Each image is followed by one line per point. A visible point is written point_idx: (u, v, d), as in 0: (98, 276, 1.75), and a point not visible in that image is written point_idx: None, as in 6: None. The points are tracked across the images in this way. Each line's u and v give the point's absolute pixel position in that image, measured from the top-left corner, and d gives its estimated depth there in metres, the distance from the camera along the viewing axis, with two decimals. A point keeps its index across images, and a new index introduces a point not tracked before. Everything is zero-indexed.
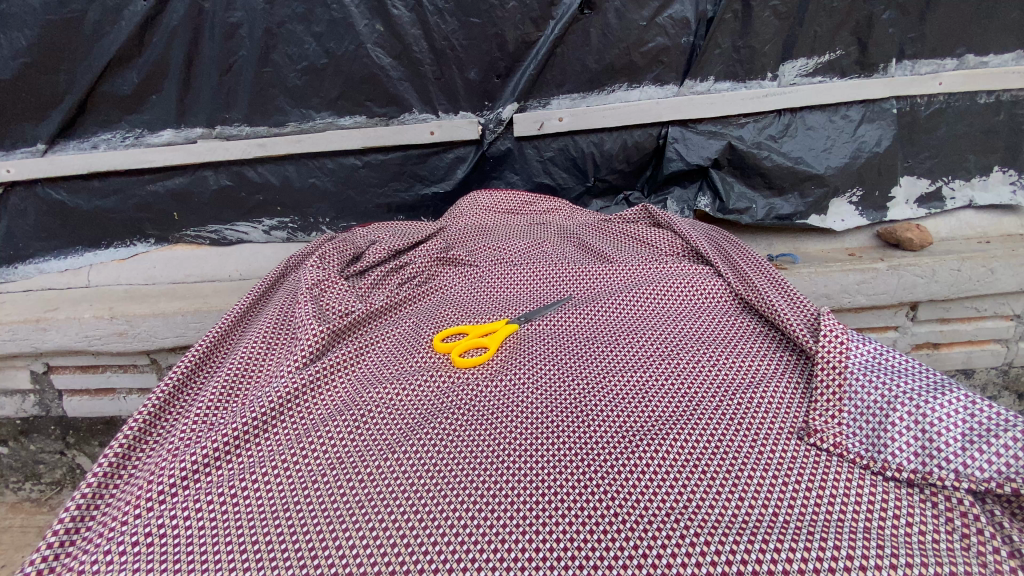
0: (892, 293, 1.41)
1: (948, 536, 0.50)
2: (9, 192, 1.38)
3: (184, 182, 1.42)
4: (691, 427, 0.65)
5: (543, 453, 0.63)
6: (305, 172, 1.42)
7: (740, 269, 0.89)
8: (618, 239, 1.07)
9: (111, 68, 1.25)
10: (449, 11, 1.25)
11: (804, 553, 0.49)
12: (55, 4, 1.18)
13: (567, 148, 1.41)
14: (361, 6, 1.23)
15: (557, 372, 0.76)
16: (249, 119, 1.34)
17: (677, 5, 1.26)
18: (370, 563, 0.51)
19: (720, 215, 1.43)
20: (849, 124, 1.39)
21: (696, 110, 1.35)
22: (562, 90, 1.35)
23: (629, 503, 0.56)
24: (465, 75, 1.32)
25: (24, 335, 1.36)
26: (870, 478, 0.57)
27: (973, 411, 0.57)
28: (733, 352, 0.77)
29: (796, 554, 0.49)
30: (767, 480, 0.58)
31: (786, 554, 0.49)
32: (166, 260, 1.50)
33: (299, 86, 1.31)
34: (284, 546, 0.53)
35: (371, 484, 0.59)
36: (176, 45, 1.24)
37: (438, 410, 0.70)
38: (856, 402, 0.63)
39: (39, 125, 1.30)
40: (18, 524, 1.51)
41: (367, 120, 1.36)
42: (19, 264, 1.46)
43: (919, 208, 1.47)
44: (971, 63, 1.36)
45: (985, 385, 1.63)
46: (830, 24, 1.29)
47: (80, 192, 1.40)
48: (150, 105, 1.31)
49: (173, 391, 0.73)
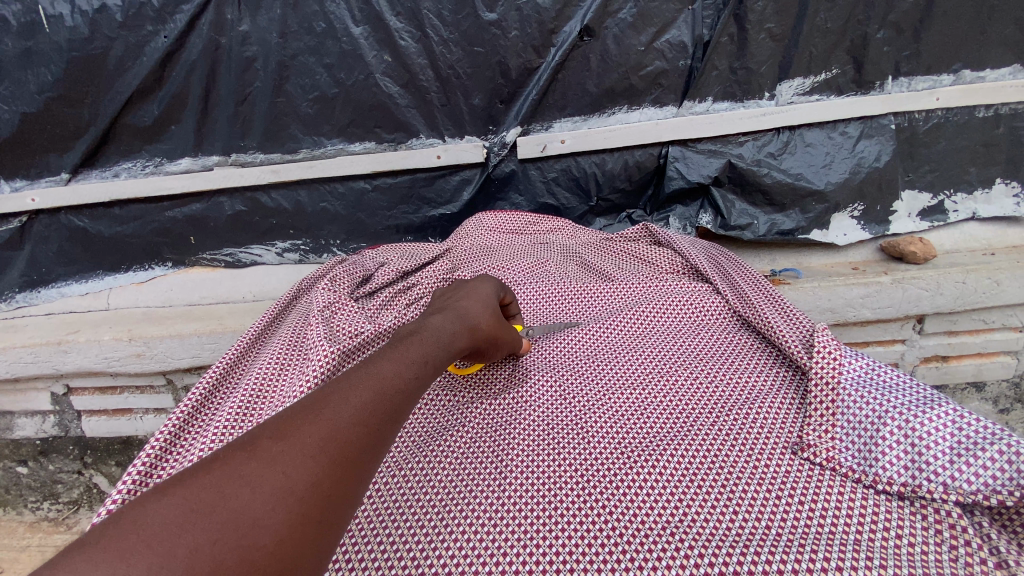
0: (897, 306, 1.41)
1: (938, 547, 0.52)
2: (33, 220, 1.45)
3: (201, 207, 1.47)
4: (688, 443, 0.67)
5: (544, 469, 0.66)
6: (317, 196, 1.48)
7: (737, 285, 0.91)
8: (620, 257, 1.10)
9: (133, 101, 1.31)
10: (454, 41, 1.30)
11: (791, 559, 0.52)
12: (79, 41, 1.23)
13: (570, 169, 1.45)
14: (369, 39, 1.28)
15: (559, 390, 0.79)
16: (264, 146, 1.40)
17: (674, 30, 1.29)
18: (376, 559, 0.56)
19: (722, 231, 1.46)
20: (848, 141, 1.41)
21: (695, 130, 1.39)
22: (563, 113, 1.40)
23: (626, 517, 0.59)
24: (469, 101, 1.37)
25: (46, 357, 1.41)
26: (860, 491, 0.59)
27: (962, 425, 0.59)
28: (731, 369, 0.79)
29: (781, 563, 0.52)
30: (759, 493, 0.60)
31: (773, 565, 0.51)
32: (183, 282, 1.55)
33: (311, 114, 1.36)
34: None
35: (379, 498, 0.63)
36: (195, 78, 1.30)
37: (445, 429, 0.74)
38: (848, 416, 0.64)
39: (63, 155, 1.36)
40: (35, 543, 1.54)
41: (376, 146, 1.41)
42: (42, 287, 1.52)
43: (921, 221, 1.49)
44: (967, 78, 1.37)
45: (997, 398, 1.62)
46: (826, 45, 1.31)
47: (102, 218, 1.46)
48: (169, 135, 1.37)
49: (192, 411, 0.76)
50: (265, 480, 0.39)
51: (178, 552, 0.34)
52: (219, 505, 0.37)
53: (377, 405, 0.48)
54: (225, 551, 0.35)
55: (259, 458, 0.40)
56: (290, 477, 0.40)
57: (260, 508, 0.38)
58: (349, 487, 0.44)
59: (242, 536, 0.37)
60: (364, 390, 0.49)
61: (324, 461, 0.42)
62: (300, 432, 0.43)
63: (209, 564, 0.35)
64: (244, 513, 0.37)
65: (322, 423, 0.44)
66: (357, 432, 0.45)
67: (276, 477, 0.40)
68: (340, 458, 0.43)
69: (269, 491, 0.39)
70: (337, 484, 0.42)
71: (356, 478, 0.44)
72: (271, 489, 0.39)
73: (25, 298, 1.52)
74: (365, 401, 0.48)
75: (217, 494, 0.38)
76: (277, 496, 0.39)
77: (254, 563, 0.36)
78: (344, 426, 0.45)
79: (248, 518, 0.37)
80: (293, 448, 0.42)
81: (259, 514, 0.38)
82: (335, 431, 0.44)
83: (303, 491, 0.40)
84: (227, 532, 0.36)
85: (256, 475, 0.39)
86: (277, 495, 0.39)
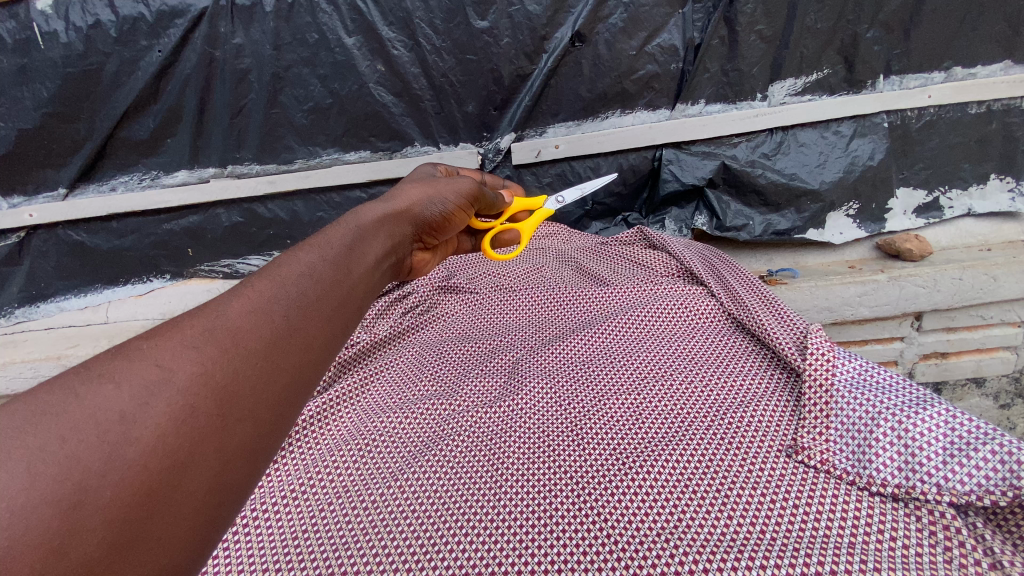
0: (894, 303, 1.41)
1: (932, 549, 0.52)
2: (31, 235, 1.46)
3: (198, 219, 1.48)
4: (683, 447, 0.68)
5: (539, 477, 0.67)
6: (313, 206, 1.48)
7: (731, 287, 0.91)
8: (615, 261, 1.10)
9: (129, 116, 1.31)
10: (447, 49, 1.30)
11: (783, 564, 0.53)
12: (74, 58, 1.24)
13: (565, 173, 1.46)
14: (362, 49, 1.28)
15: (554, 395, 0.79)
16: (259, 157, 1.40)
17: (665, 34, 1.29)
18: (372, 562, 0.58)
19: (717, 232, 1.46)
20: (841, 140, 1.41)
21: (689, 132, 1.39)
22: (557, 118, 1.40)
23: (621, 524, 0.60)
24: (463, 108, 1.37)
25: (45, 372, 1.44)
26: (855, 493, 0.59)
27: (954, 425, 0.59)
28: (726, 371, 0.79)
29: (771, 563, 0.53)
30: (754, 498, 0.61)
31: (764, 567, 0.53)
32: (181, 294, 1.56)
33: (306, 125, 1.36)
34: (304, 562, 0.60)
35: (376, 511, 0.64)
36: (189, 92, 1.30)
37: (440, 437, 0.74)
38: (842, 418, 0.65)
39: (60, 170, 1.37)
40: None
41: (371, 155, 1.42)
42: (42, 302, 1.53)
43: (917, 218, 1.49)
44: (959, 75, 1.36)
45: (998, 393, 1.62)
46: (817, 45, 1.31)
47: (100, 232, 1.47)
48: (165, 148, 1.37)
49: None
50: (132, 374, 0.37)
51: (14, 457, 0.31)
52: (74, 406, 0.34)
53: (272, 291, 0.47)
54: (85, 450, 0.33)
55: (125, 356, 0.38)
56: (166, 368, 0.38)
57: (126, 402, 0.36)
58: (249, 386, 0.41)
59: (104, 434, 0.34)
60: (258, 282, 0.48)
61: (209, 351, 0.40)
62: (179, 328, 0.41)
63: (60, 466, 0.32)
64: (104, 410, 0.35)
65: (209, 315, 0.43)
66: (251, 321, 0.44)
67: (148, 370, 0.38)
68: (232, 348, 0.42)
69: (138, 385, 0.37)
70: (235, 376, 0.41)
71: (263, 368, 0.43)
72: (143, 383, 0.37)
73: (25, 313, 1.53)
74: (260, 288, 0.47)
75: (70, 396, 0.35)
76: (152, 388, 0.37)
77: (131, 473, 0.34)
78: (234, 317, 0.43)
79: (110, 414, 0.35)
80: (170, 342, 0.40)
81: (127, 410, 0.35)
82: (225, 324, 0.43)
83: (185, 383, 0.38)
84: (83, 429, 0.34)
85: (121, 371, 0.37)
86: (149, 388, 0.37)
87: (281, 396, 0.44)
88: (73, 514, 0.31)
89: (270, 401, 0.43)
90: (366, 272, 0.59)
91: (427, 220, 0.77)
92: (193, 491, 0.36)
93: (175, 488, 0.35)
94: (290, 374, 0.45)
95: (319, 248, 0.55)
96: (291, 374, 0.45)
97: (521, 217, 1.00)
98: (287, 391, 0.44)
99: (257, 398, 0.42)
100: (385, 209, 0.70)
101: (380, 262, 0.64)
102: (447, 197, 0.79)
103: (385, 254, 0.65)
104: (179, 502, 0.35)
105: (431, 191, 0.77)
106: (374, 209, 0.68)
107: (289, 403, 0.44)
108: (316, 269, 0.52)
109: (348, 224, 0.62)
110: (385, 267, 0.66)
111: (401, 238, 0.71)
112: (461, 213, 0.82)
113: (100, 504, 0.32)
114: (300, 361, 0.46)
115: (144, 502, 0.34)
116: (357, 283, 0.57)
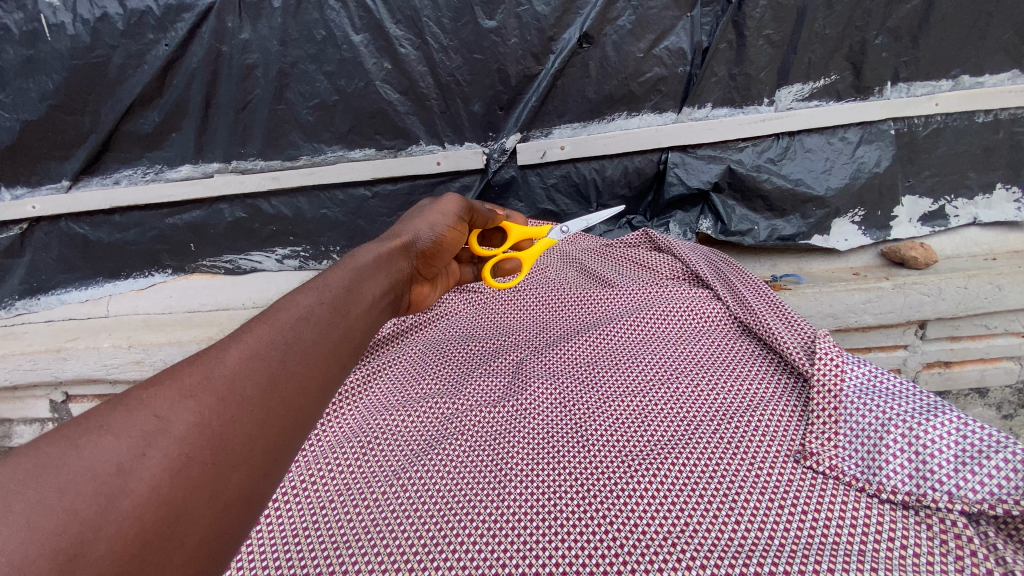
0: (899, 311, 1.41)
1: (943, 558, 0.52)
2: (34, 227, 1.45)
3: (201, 215, 1.48)
4: (689, 450, 0.68)
5: (542, 478, 0.67)
6: (316, 204, 1.48)
7: (738, 292, 0.91)
8: (619, 264, 1.10)
9: (134, 110, 1.31)
10: (454, 48, 1.29)
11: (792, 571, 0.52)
12: (80, 50, 1.23)
13: (570, 175, 1.46)
14: (369, 46, 1.28)
15: (559, 396, 0.79)
16: (264, 153, 1.39)
17: (673, 37, 1.29)
18: (375, 561, 0.58)
19: (722, 237, 1.46)
20: (847, 146, 1.41)
21: (695, 136, 1.38)
22: (563, 120, 1.39)
23: (627, 527, 0.60)
24: (469, 108, 1.37)
25: (45, 364, 1.44)
26: (865, 501, 0.59)
27: (965, 433, 0.59)
28: (733, 376, 0.79)
29: (778, 567, 0.53)
30: (763, 503, 0.60)
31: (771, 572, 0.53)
32: (183, 289, 1.55)
33: (311, 121, 1.36)
34: (304, 561, 0.60)
35: (377, 509, 0.64)
36: (195, 87, 1.30)
37: (443, 436, 0.74)
38: (851, 424, 0.64)
39: (64, 163, 1.36)
40: None
41: (377, 153, 1.41)
42: (43, 295, 1.52)
43: (922, 226, 1.48)
44: (967, 84, 1.36)
45: (1000, 404, 1.61)
46: (824, 51, 1.31)
47: (102, 225, 1.47)
48: (170, 142, 1.37)
49: None
50: (130, 425, 0.37)
51: (13, 510, 0.31)
52: (71, 456, 0.34)
53: (270, 336, 0.49)
54: (82, 502, 0.33)
55: (125, 406, 0.38)
56: (162, 419, 0.38)
57: (123, 453, 0.36)
58: (242, 435, 0.42)
59: (102, 486, 0.34)
60: (255, 327, 0.49)
61: (207, 399, 0.41)
62: (177, 376, 0.41)
63: (58, 518, 0.32)
64: (101, 462, 0.35)
65: (207, 363, 0.43)
66: (246, 369, 0.45)
67: (145, 419, 0.38)
68: (229, 395, 0.42)
69: (136, 436, 0.37)
70: (230, 424, 0.41)
71: (258, 416, 0.43)
72: (141, 433, 0.37)
73: (26, 305, 1.53)
74: (257, 334, 0.48)
75: (69, 447, 0.35)
76: (149, 437, 0.37)
77: (124, 521, 0.33)
78: (231, 366, 0.44)
79: (109, 465, 0.35)
80: (167, 391, 0.40)
81: (124, 459, 0.35)
82: (223, 372, 0.43)
83: (183, 433, 0.38)
84: (79, 481, 0.34)
85: (119, 422, 0.37)
86: (146, 438, 0.37)
87: (274, 447, 0.44)
88: (70, 567, 0.31)
89: (264, 446, 0.43)
90: (361, 314, 0.61)
91: (425, 251, 0.79)
92: (186, 543, 0.36)
93: (167, 540, 0.35)
94: (284, 419, 0.45)
95: (316, 290, 0.58)
96: (287, 418, 0.46)
97: (524, 245, 0.98)
98: (282, 436, 0.45)
99: (252, 443, 0.42)
100: (379, 248, 0.72)
101: (375, 304, 0.66)
102: (437, 220, 0.80)
103: (382, 293, 0.68)
104: (172, 554, 0.35)
105: (431, 219, 0.80)
106: (369, 250, 0.71)
107: (281, 446, 0.45)
108: (312, 312, 0.54)
109: (346, 267, 0.65)
110: (381, 305, 0.68)
111: (397, 277, 0.73)
112: (457, 232, 0.83)
113: (95, 557, 0.32)
114: (295, 405, 0.47)
115: (137, 555, 0.33)
116: (353, 327, 0.59)
